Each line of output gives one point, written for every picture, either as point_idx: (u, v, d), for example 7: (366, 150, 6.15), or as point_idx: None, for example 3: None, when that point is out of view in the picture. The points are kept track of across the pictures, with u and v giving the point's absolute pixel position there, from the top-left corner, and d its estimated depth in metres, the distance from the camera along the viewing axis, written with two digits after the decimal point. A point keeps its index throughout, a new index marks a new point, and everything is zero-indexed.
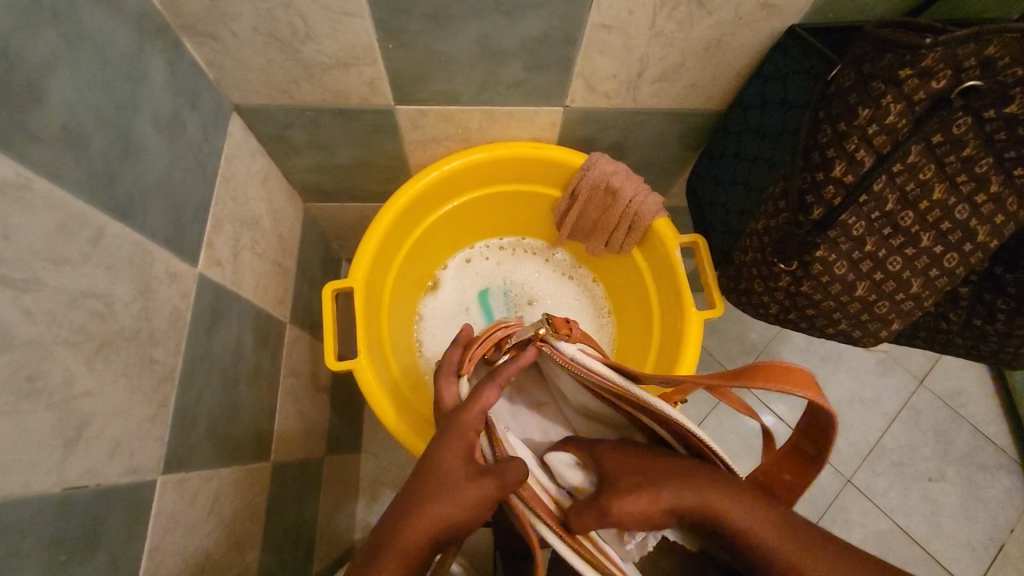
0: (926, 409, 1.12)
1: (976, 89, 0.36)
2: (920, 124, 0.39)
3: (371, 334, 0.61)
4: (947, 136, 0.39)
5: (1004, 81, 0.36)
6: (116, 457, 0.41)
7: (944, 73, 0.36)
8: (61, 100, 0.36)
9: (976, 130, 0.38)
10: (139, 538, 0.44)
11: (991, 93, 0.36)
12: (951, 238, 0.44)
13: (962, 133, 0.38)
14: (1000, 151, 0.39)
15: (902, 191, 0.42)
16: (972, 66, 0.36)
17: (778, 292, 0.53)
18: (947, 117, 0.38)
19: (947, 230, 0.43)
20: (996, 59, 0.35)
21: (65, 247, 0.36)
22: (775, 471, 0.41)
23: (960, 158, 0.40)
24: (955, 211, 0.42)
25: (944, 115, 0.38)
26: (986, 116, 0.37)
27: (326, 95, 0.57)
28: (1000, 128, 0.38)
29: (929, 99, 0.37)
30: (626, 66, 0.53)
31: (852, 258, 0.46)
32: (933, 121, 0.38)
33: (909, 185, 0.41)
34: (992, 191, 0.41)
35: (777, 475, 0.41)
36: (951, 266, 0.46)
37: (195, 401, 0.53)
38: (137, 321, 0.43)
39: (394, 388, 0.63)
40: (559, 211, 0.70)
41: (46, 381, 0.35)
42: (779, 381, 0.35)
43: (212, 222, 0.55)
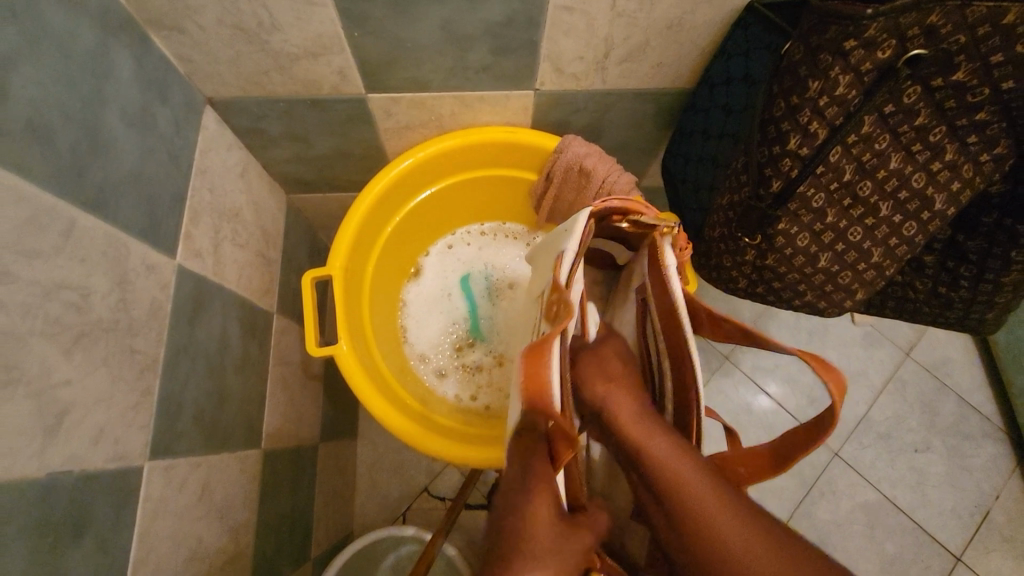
0: (912, 381, 1.13)
1: (922, 57, 0.37)
2: (869, 95, 0.39)
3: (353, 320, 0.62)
4: (898, 105, 0.40)
5: (948, 49, 0.36)
6: (101, 444, 0.43)
7: (888, 43, 0.37)
8: (25, 97, 0.36)
9: (926, 98, 0.39)
10: (128, 521, 0.45)
11: (936, 60, 0.37)
12: (909, 208, 0.45)
13: (912, 101, 0.39)
14: (952, 119, 0.40)
15: (858, 162, 0.43)
16: (915, 36, 0.36)
17: (745, 266, 0.55)
18: (895, 86, 0.38)
19: (905, 200, 0.44)
20: (938, 27, 0.35)
21: (36, 241, 0.37)
22: (731, 462, 0.43)
23: (913, 127, 0.40)
24: (912, 179, 0.43)
25: (901, 78, 0.38)
26: (934, 84, 0.38)
27: (297, 85, 0.57)
28: (948, 96, 0.38)
29: (876, 69, 0.38)
30: (592, 47, 0.53)
31: (814, 229, 0.47)
32: (881, 91, 0.39)
33: (866, 155, 0.42)
34: (947, 158, 0.42)
35: (732, 466, 0.43)
36: (910, 235, 0.47)
37: (180, 390, 0.54)
38: (116, 312, 0.45)
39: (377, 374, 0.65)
40: (536, 194, 0.71)
41: (22, 370, 0.36)
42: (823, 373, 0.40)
43: (190, 215, 0.56)
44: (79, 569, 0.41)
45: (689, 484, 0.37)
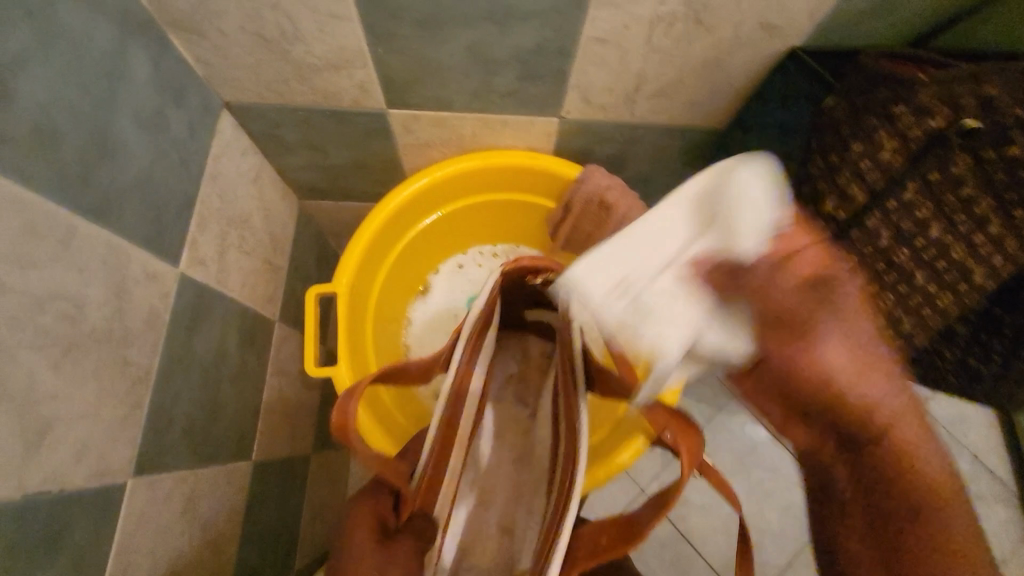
0: None
1: (976, 130, 0.35)
2: (917, 162, 0.38)
3: (354, 344, 0.61)
4: (946, 176, 0.38)
5: (1004, 120, 0.34)
6: (83, 460, 0.41)
7: (942, 111, 0.36)
8: (32, 100, 0.35)
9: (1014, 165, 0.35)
10: (105, 540, 0.44)
11: (990, 134, 0.35)
12: (945, 278, 0.42)
13: (1004, 163, 0.35)
14: (1000, 191, 0.36)
15: (898, 228, 0.41)
16: (970, 105, 0.35)
17: (769, 318, 0.53)
18: (943, 156, 0.37)
19: (942, 270, 0.41)
20: (996, 98, 0.34)
21: (32, 249, 0.36)
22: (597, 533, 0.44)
23: (958, 198, 0.38)
24: (952, 251, 0.40)
25: (988, 139, 0.35)
26: (986, 156, 0.35)
27: (316, 96, 0.56)
28: (1001, 170, 0.35)
29: (925, 136, 0.37)
30: (622, 80, 0.51)
31: (868, 289, 0.45)
32: (928, 158, 0.38)
33: (905, 222, 0.41)
34: (995, 232, 0.37)
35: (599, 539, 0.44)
36: (944, 306, 0.43)
37: (171, 402, 0.52)
38: (110, 322, 0.43)
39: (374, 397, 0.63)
40: (553, 222, 0.69)
41: (7, 384, 0.34)
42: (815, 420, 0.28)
43: (197, 221, 0.54)
44: None
45: (882, 407, 0.26)
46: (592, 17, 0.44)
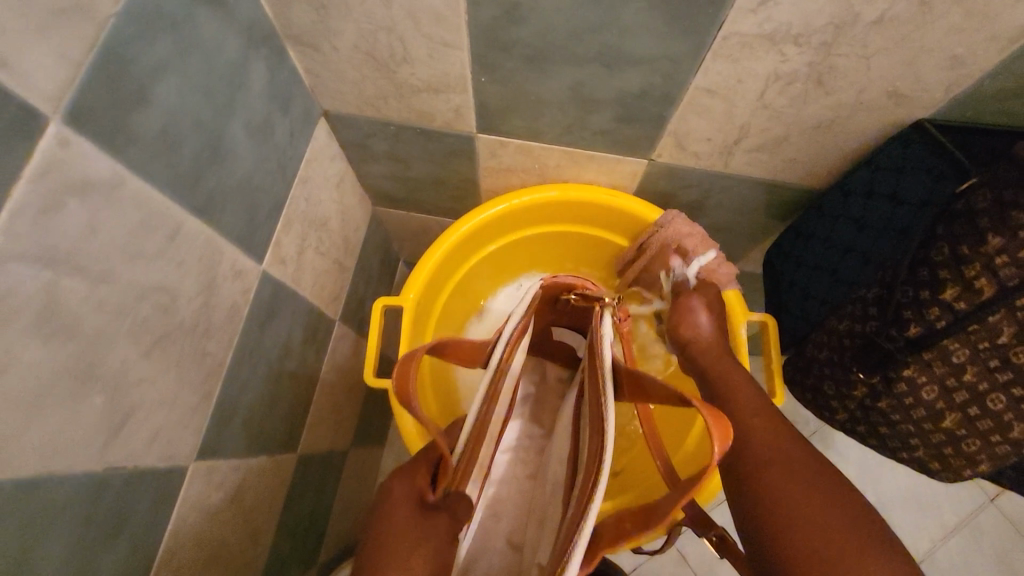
0: (990, 530, 1.08)
1: None
2: (1014, 292, 0.35)
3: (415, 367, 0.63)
4: (990, 283, 0.35)
5: None
6: (155, 444, 0.42)
7: None
8: (165, 104, 0.37)
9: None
10: (163, 522, 0.45)
11: None
12: (998, 377, 0.39)
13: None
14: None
15: (976, 347, 0.38)
16: None
17: (850, 401, 0.48)
18: None
19: (994, 367, 0.39)
20: None
21: (143, 241, 0.37)
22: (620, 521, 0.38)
23: (993, 342, 0.37)
24: (953, 354, 0.39)
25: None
26: (1020, 304, 0.35)
27: (410, 114, 0.57)
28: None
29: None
30: (723, 131, 0.50)
31: (944, 384, 0.41)
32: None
33: (983, 343, 0.38)
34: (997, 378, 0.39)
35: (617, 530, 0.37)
36: (998, 411, 0.40)
37: (238, 392, 0.54)
38: (198, 315, 0.45)
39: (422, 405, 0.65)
40: (624, 260, 0.67)
41: (103, 367, 0.36)
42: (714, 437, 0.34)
43: (283, 222, 0.56)
44: (112, 566, 0.40)
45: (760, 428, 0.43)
46: (708, 67, 0.43)
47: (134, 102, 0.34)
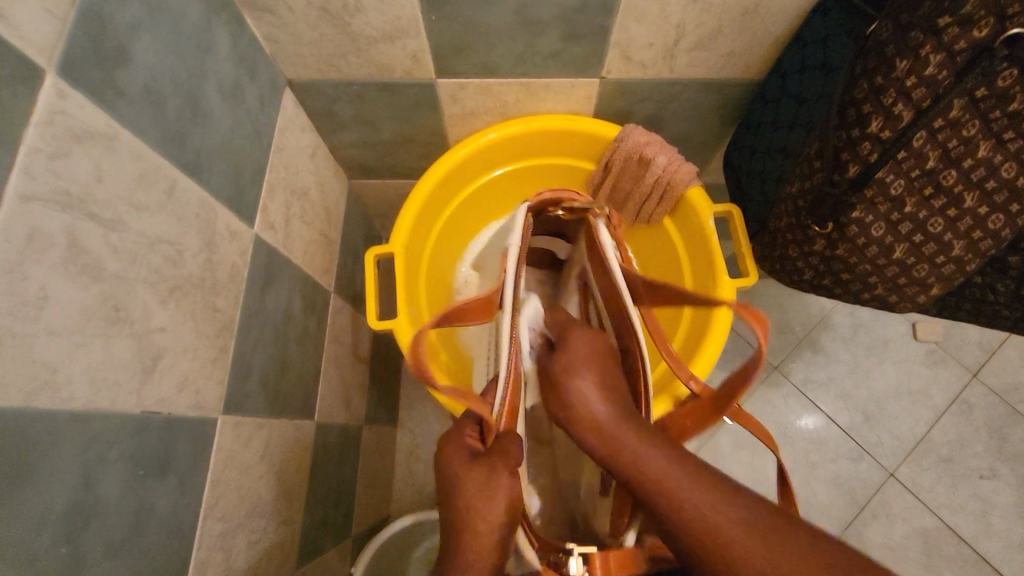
0: (978, 405, 1.15)
1: (978, 97, 0.39)
2: (925, 112, 0.40)
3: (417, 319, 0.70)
4: (908, 104, 0.41)
5: (1000, 83, 0.37)
6: (185, 392, 0.45)
7: (962, 47, 0.37)
8: (143, 63, 0.40)
9: (975, 112, 0.39)
10: (203, 469, 0.48)
11: (980, 79, 0.38)
12: (935, 204, 0.45)
13: (960, 114, 0.40)
14: (960, 164, 0.42)
15: (909, 178, 0.44)
16: (963, 50, 0.37)
17: (812, 258, 0.55)
18: (949, 106, 0.39)
19: (930, 195, 0.44)
20: (995, 49, 0.36)
21: (145, 195, 0.40)
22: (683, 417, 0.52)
23: (923, 170, 0.43)
24: (891, 187, 0.45)
25: (979, 78, 0.38)
26: (936, 125, 0.41)
27: (371, 68, 0.60)
28: (950, 136, 0.41)
29: (944, 78, 0.39)
30: (662, 33, 0.54)
31: (890, 219, 0.47)
32: (937, 109, 0.40)
33: (915, 172, 0.43)
34: (933, 205, 0.45)
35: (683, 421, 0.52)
36: (937, 232, 0.47)
37: (250, 353, 0.57)
38: (203, 270, 0.48)
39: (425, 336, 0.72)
40: (593, 183, 0.72)
41: (128, 312, 0.39)
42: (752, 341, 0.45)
43: (267, 188, 0.59)
44: (164, 504, 0.43)
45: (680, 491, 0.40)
46: None
47: (116, 59, 0.37)
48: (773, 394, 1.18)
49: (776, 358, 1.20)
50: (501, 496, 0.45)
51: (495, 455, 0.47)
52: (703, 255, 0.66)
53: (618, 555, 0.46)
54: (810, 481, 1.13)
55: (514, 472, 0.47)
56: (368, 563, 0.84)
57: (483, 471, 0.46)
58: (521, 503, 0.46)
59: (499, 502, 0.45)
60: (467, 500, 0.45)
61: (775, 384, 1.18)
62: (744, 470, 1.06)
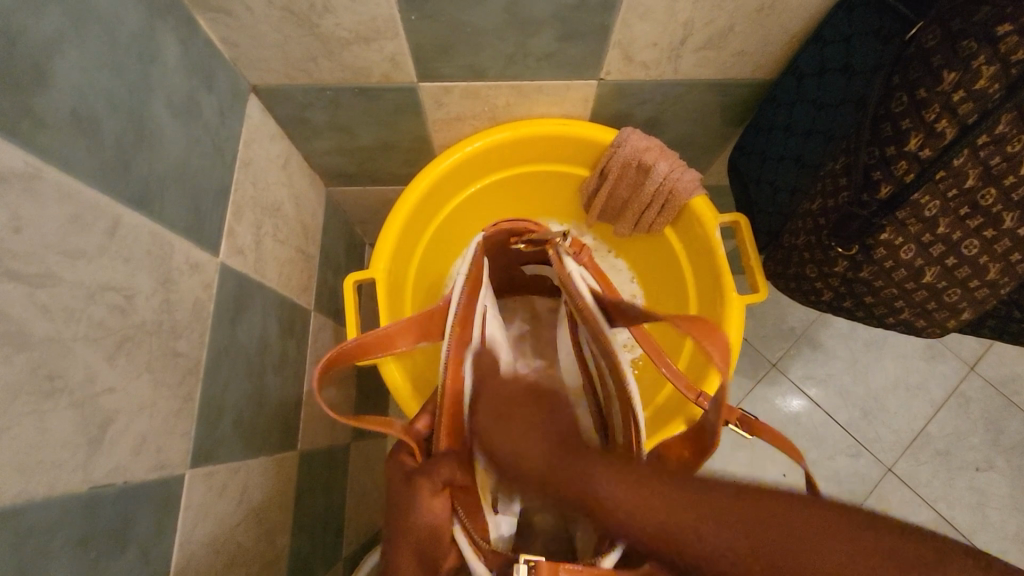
0: (975, 397, 1.14)
1: None
2: (970, 129, 0.36)
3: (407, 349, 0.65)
4: (952, 120, 0.37)
5: None
6: (143, 453, 0.40)
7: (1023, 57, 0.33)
8: (69, 84, 0.34)
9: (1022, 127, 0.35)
10: (169, 532, 0.43)
11: None
12: (970, 224, 0.41)
13: (1007, 130, 0.36)
14: (1004, 183, 0.38)
15: (945, 200, 0.40)
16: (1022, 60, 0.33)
17: (834, 278, 0.52)
18: (999, 121, 0.35)
19: (967, 215, 0.40)
20: None
21: (81, 239, 0.34)
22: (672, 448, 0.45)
23: (961, 190, 0.39)
24: (926, 208, 0.41)
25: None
26: (979, 142, 0.37)
27: (345, 72, 0.54)
28: (994, 154, 0.37)
29: (1000, 89, 0.34)
30: (668, 32, 0.48)
31: (921, 240, 0.43)
32: (985, 126, 0.36)
33: (953, 193, 0.40)
34: (970, 227, 0.41)
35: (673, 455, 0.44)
36: (971, 254, 0.43)
37: (221, 393, 0.51)
38: (159, 314, 0.42)
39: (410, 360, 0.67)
40: (587, 191, 0.66)
41: (66, 378, 0.33)
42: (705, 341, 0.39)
43: (233, 209, 0.53)
44: None
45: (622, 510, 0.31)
46: None
47: (32, 81, 0.31)
48: (772, 392, 1.15)
49: (773, 354, 1.17)
50: (424, 515, 0.43)
51: (417, 472, 0.45)
52: (710, 269, 0.61)
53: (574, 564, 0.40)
54: None
55: (435, 491, 0.44)
56: None
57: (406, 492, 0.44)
58: (441, 524, 0.44)
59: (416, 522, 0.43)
60: (393, 518, 0.44)
61: (774, 381, 1.16)
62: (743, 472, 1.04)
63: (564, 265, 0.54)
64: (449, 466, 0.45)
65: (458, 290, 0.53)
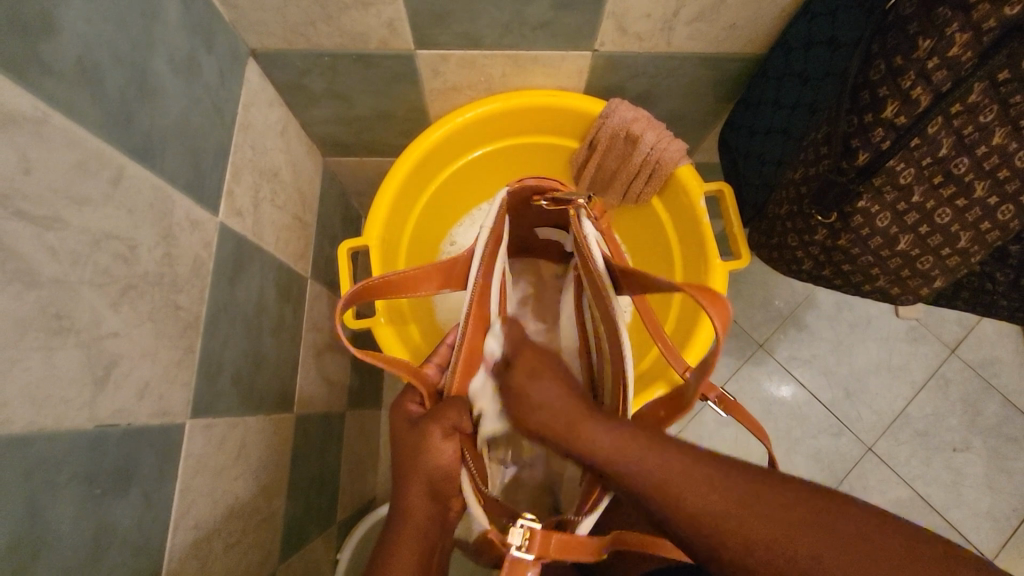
0: (955, 379, 1.17)
1: (1004, 75, 0.36)
2: (943, 96, 0.38)
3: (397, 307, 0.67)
4: (927, 86, 0.38)
5: None
6: (146, 399, 0.42)
7: (992, 26, 0.34)
8: (75, 34, 0.35)
9: (994, 96, 0.37)
10: (171, 477, 0.45)
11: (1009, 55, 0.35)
12: (943, 193, 0.43)
13: (979, 98, 0.37)
14: (973, 152, 0.40)
15: (919, 167, 0.42)
16: (992, 28, 0.35)
17: (814, 246, 0.54)
18: (967, 89, 0.37)
19: (939, 183, 0.42)
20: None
21: (85, 186, 0.35)
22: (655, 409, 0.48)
23: (934, 158, 0.41)
24: (900, 176, 0.43)
25: (1004, 61, 0.35)
26: (952, 110, 0.38)
27: (343, 38, 0.55)
28: (966, 121, 0.39)
29: (974, 58, 0.36)
30: (661, 3, 0.50)
31: (896, 208, 0.45)
32: (956, 93, 0.37)
33: (926, 160, 0.41)
34: (943, 195, 0.43)
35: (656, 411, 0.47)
36: (943, 223, 0.45)
37: (219, 349, 0.53)
38: (160, 267, 0.43)
39: (401, 322, 0.69)
40: (577, 163, 0.68)
41: (73, 319, 0.35)
42: (709, 308, 0.40)
43: (232, 170, 0.54)
44: (126, 520, 0.40)
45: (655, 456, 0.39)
46: None
47: (40, 29, 0.32)
48: (759, 372, 1.18)
49: (760, 335, 1.19)
50: (433, 457, 0.46)
51: (427, 418, 0.48)
52: (695, 238, 0.63)
53: (562, 539, 0.41)
54: (792, 457, 1.14)
55: (446, 434, 0.47)
56: (354, 550, 0.82)
57: (416, 436, 0.47)
58: (450, 467, 0.47)
59: (430, 465, 0.46)
60: (402, 463, 0.47)
61: (761, 362, 1.18)
62: (727, 447, 1.07)
63: (580, 226, 0.57)
64: (455, 411, 0.48)
65: (482, 245, 0.55)
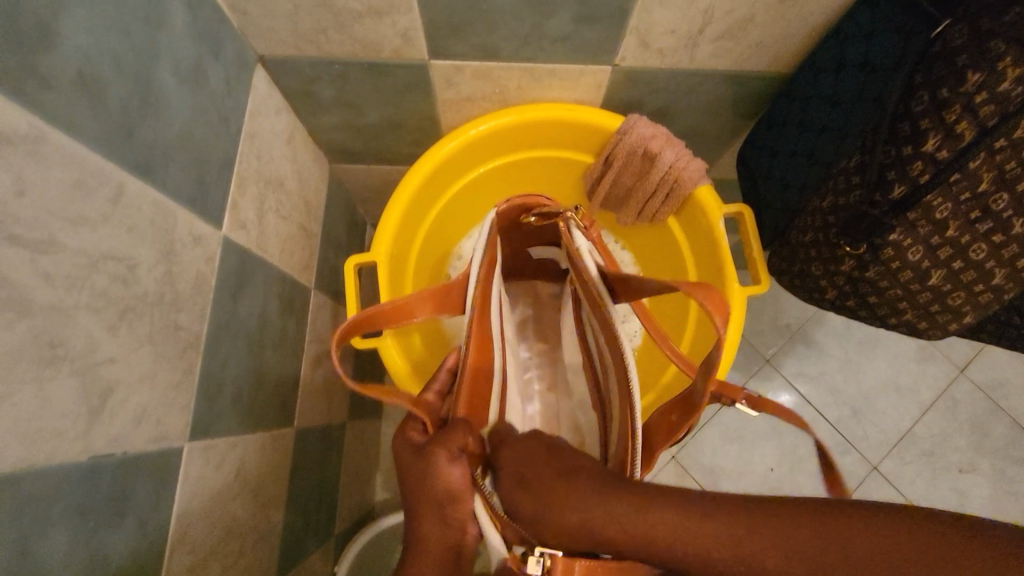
0: (963, 401, 1.15)
1: None
2: (990, 132, 0.36)
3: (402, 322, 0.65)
4: (973, 121, 0.37)
5: None
6: (143, 425, 0.40)
7: None
8: (74, 44, 0.33)
9: None
10: (167, 504, 0.43)
11: None
12: (980, 229, 0.41)
13: None
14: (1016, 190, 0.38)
15: (957, 203, 0.40)
16: None
17: (840, 276, 0.53)
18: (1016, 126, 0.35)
19: (977, 219, 0.41)
20: None
21: (83, 206, 0.34)
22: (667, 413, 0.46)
23: (973, 193, 0.40)
24: (936, 210, 0.41)
25: None
26: (996, 145, 0.37)
27: (355, 46, 0.53)
28: (1010, 158, 0.37)
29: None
30: (687, 19, 0.48)
31: (930, 243, 0.44)
32: (1004, 129, 0.36)
33: (966, 195, 0.40)
34: (979, 231, 0.42)
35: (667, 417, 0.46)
36: (978, 259, 0.44)
37: (220, 367, 0.51)
38: (161, 286, 0.41)
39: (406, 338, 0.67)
40: (591, 179, 0.66)
41: (67, 347, 0.33)
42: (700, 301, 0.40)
43: (237, 181, 0.52)
44: (119, 552, 0.38)
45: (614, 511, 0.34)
46: None
47: (38, 41, 0.30)
48: (766, 388, 1.16)
49: (768, 351, 1.18)
50: (441, 483, 0.44)
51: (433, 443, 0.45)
52: (712, 258, 0.61)
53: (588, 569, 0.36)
54: None
55: (453, 459, 0.44)
56: (351, 564, 0.81)
57: (422, 465, 0.44)
58: (461, 490, 0.44)
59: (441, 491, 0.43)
60: (410, 499, 0.45)
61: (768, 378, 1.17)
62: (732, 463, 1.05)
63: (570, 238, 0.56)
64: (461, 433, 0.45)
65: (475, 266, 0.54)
